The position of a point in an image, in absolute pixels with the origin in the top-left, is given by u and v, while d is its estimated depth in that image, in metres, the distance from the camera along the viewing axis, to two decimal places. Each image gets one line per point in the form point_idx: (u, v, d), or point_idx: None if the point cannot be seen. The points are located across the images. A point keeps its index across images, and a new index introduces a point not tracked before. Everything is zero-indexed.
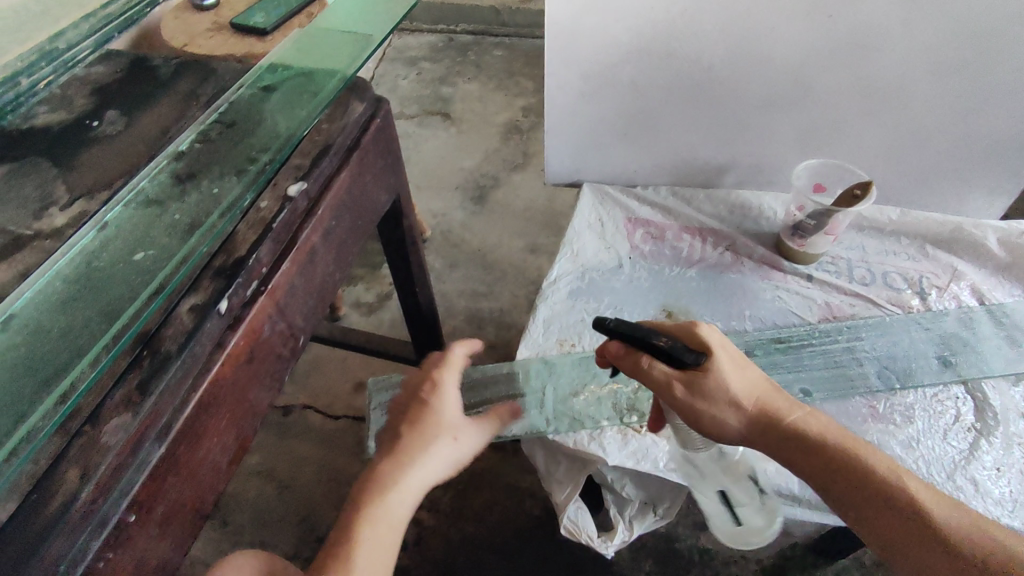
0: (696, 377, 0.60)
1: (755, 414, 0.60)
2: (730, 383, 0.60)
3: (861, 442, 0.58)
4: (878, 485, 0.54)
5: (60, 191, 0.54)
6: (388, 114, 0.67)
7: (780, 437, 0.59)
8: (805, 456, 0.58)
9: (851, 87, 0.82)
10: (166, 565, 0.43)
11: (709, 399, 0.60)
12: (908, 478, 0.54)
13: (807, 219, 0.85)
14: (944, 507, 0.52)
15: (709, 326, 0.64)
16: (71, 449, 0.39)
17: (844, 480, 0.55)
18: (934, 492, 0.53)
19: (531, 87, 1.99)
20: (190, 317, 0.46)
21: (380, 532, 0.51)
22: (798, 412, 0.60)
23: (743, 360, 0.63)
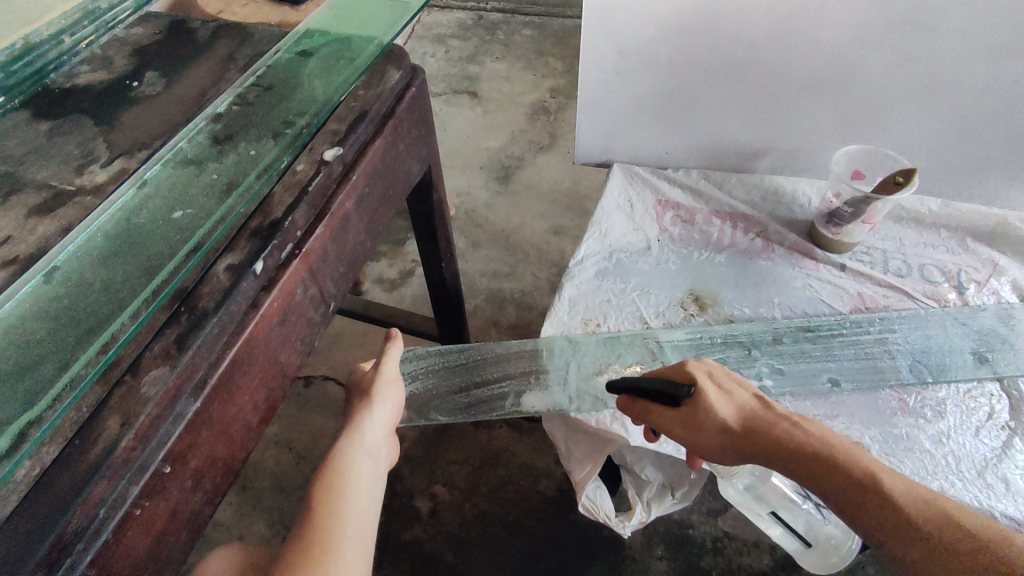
0: (686, 410, 0.61)
1: (744, 432, 0.60)
2: (716, 407, 0.61)
3: (840, 440, 0.58)
4: (859, 485, 0.54)
5: (101, 149, 0.55)
6: (423, 83, 0.66)
7: (767, 450, 0.59)
8: (793, 468, 0.58)
9: (898, 71, 0.79)
10: (198, 517, 0.44)
11: (699, 429, 0.61)
12: (882, 472, 0.55)
13: (844, 205, 0.83)
14: (919, 502, 0.52)
15: (696, 361, 0.66)
16: (112, 397, 0.41)
17: (832, 484, 0.55)
18: (908, 484, 0.54)
19: (560, 67, 1.97)
20: (226, 276, 0.47)
21: (361, 494, 0.55)
22: (781, 421, 0.60)
23: (731, 385, 0.64)
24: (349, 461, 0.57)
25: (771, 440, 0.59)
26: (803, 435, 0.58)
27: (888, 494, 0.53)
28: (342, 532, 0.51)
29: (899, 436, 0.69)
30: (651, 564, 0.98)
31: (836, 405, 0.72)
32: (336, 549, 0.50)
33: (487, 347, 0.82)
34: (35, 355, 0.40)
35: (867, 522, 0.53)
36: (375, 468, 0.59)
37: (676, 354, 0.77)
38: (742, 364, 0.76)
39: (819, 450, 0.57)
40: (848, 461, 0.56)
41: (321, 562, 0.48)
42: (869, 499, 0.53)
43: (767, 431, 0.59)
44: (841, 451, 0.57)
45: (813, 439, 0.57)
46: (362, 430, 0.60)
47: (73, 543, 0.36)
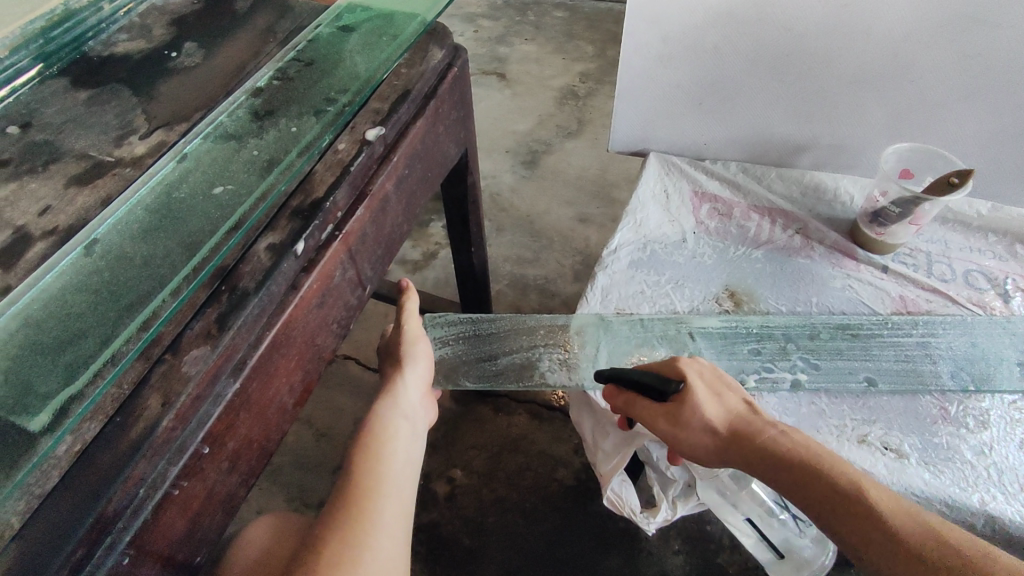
0: (671, 406, 0.62)
1: (729, 436, 0.60)
2: (704, 408, 0.61)
3: (824, 449, 0.57)
4: (839, 492, 0.53)
5: (140, 120, 0.54)
6: (465, 63, 0.65)
7: (749, 455, 0.58)
8: (774, 474, 0.57)
9: (957, 67, 0.75)
10: (232, 499, 0.44)
11: (683, 427, 0.61)
12: (868, 483, 0.53)
13: (891, 204, 0.80)
14: (901, 513, 0.50)
15: (690, 359, 0.66)
16: (153, 375, 0.40)
17: (811, 491, 0.54)
18: (896, 497, 0.52)
19: (592, 51, 1.93)
20: (267, 256, 0.46)
21: (399, 462, 0.56)
22: (766, 427, 0.59)
23: (721, 387, 0.63)
24: (385, 425, 0.58)
25: (755, 445, 0.58)
26: (787, 442, 0.57)
27: (869, 502, 0.51)
28: (382, 491, 0.52)
29: (939, 445, 0.66)
30: (668, 559, 0.97)
31: (873, 410, 0.69)
32: (377, 507, 0.51)
33: (518, 318, 0.82)
34: (76, 328, 0.39)
35: (845, 530, 0.52)
36: (411, 431, 0.60)
37: (708, 344, 0.76)
38: (776, 357, 0.75)
39: (801, 457, 0.56)
40: (832, 469, 0.54)
41: (362, 518, 0.49)
42: (849, 507, 0.52)
43: (752, 435, 0.59)
44: (825, 458, 0.55)
45: (797, 446, 0.57)
46: (397, 396, 0.62)
47: (113, 522, 0.35)
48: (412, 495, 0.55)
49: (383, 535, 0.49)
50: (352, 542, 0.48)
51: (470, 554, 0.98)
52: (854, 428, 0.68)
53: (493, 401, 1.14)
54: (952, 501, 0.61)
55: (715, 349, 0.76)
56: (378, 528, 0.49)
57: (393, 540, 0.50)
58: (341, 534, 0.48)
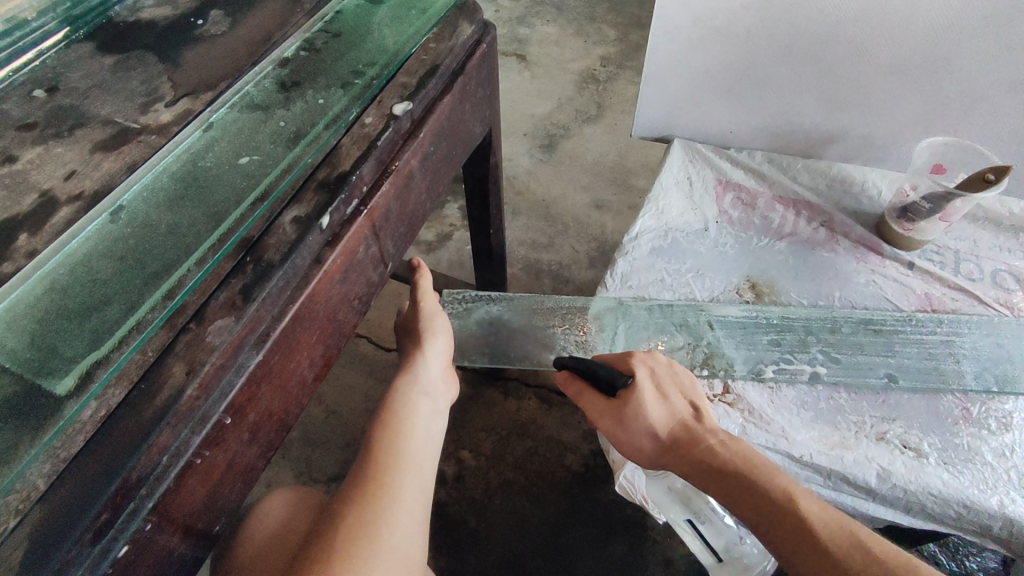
0: (617, 403, 0.61)
1: (670, 442, 0.59)
2: (647, 408, 0.60)
3: (765, 460, 0.55)
4: (773, 505, 0.52)
5: (166, 87, 0.53)
6: (494, 41, 0.64)
7: (686, 463, 0.57)
8: (710, 484, 0.56)
9: (999, 58, 0.73)
10: (251, 470, 0.44)
11: (626, 425, 0.60)
12: (801, 494, 0.52)
13: (921, 200, 0.78)
14: (832, 525, 0.50)
15: (644, 355, 0.64)
16: (178, 343, 0.40)
17: (745, 502, 0.53)
18: (826, 509, 0.51)
19: (614, 35, 1.89)
20: (293, 228, 0.45)
21: (417, 436, 0.56)
22: (707, 435, 0.58)
23: (669, 388, 0.62)
24: (403, 401, 0.58)
25: (695, 452, 0.57)
26: (725, 452, 0.56)
27: (802, 517, 0.50)
28: (403, 468, 0.52)
29: (959, 446, 0.65)
30: (674, 549, 0.97)
31: (893, 408, 0.68)
32: (394, 482, 0.51)
33: (536, 299, 0.81)
34: (101, 294, 0.39)
35: (778, 542, 0.51)
36: (431, 408, 0.60)
37: (727, 333, 0.76)
38: (796, 349, 0.74)
39: (736, 468, 0.55)
40: (766, 480, 0.53)
41: (382, 495, 0.49)
42: (781, 520, 0.51)
43: (692, 442, 0.58)
44: (762, 470, 0.54)
45: (736, 458, 0.55)
46: (416, 372, 0.61)
47: (137, 487, 0.35)
48: (432, 472, 0.55)
49: (402, 512, 0.49)
50: (371, 518, 0.48)
51: (475, 535, 0.98)
52: (873, 424, 0.67)
53: (503, 384, 1.14)
54: (970, 502, 0.60)
55: (734, 339, 0.75)
56: (397, 504, 0.49)
57: (412, 516, 0.50)
58: (360, 510, 0.48)
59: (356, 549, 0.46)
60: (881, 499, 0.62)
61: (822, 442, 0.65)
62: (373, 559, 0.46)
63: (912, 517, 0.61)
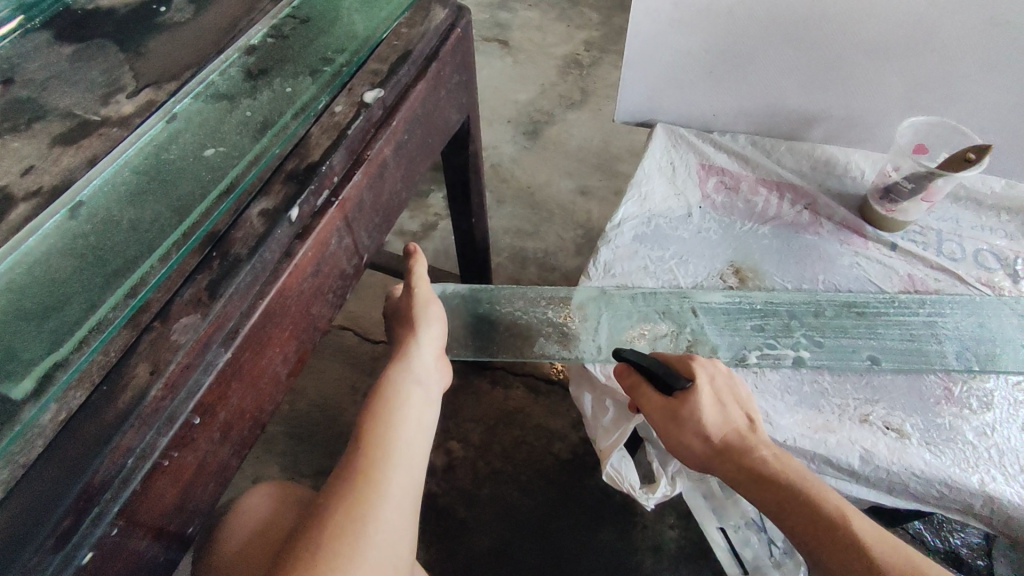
0: (674, 402, 0.60)
1: (722, 447, 0.58)
2: (703, 412, 0.59)
3: (817, 479, 0.55)
4: (823, 519, 0.52)
5: (126, 77, 0.51)
6: (469, 24, 0.62)
7: (737, 470, 0.57)
8: (759, 493, 0.55)
9: (981, 34, 0.72)
10: (225, 470, 0.43)
11: (679, 424, 0.59)
12: (853, 515, 0.52)
13: (903, 180, 0.78)
14: (884, 546, 0.50)
15: (705, 360, 0.64)
16: (141, 343, 0.38)
17: (793, 515, 0.53)
18: (877, 530, 0.51)
19: (597, 19, 1.87)
20: (261, 221, 0.44)
21: (410, 431, 0.55)
22: (761, 447, 0.58)
23: (726, 397, 0.61)
24: (398, 390, 0.57)
25: (748, 461, 0.57)
26: (778, 465, 0.56)
27: (855, 535, 0.50)
28: (391, 460, 0.51)
29: (941, 425, 0.65)
30: (663, 533, 0.97)
31: (876, 389, 0.68)
32: (383, 476, 0.50)
33: (517, 290, 0.79)
34: (60, 294, 0.38)
35: (827, 557, 0.51)
36: (424, 397, 0.59)
37: (710, 318, 0.76)
38: (780, 334, 0.74)
39: (790, 481, 0.54)
40: (819, 497, 0.53)
41: (370, 488, 0.49)
42: (834, 536, 0.51)
43: (745, 451, 0.57)
44: (815, 487, 0.54)
45: (790, 472, 0.55)
46: (410, 361, 0.60)
47: (100, 492, 0.34)
48: (423, 462, 0.55)
49: (389, 505, 0.49)
50: (357, 512, 0.47)
51: (465, 524, 0.98)
52: (856, 406, 0.67)
53: (490, 373, 1.13)
54: (951, 481, 0.60)
55: (717, 325, 0.75)
56: (383, 498, 0.49)
57: (401, 510, 0.49)
58: (347, 504, 0.47)
59: (341, 544, 0.45)
60: (864, 480, 0.62)
61: (806, 425, 0.65)
62: (359, 554, 0.45)
63: (895, 496, 0.62)
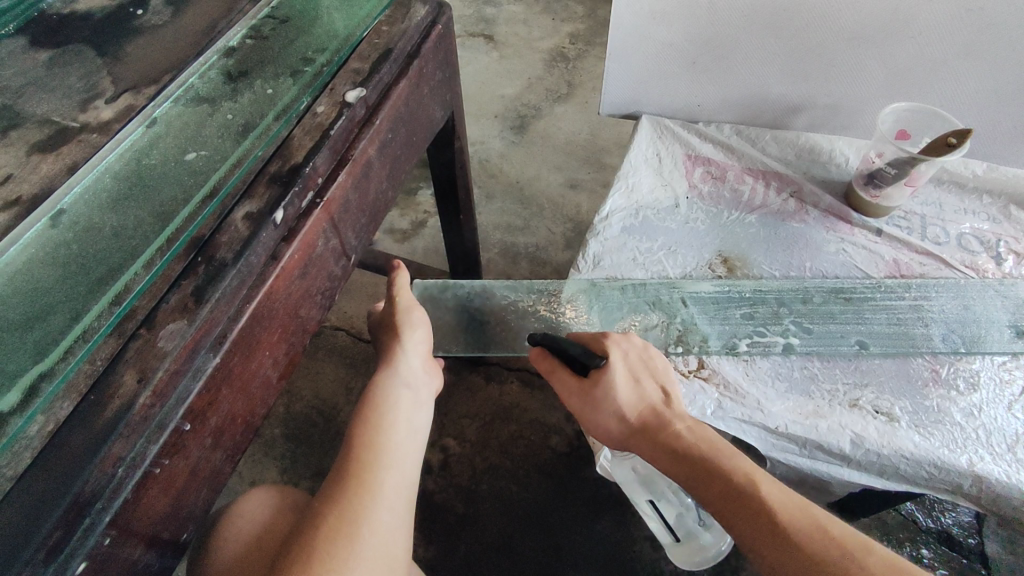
0: (587, 382, 0.60)
1: (636, 424, 0.58)
2: (617, 389, 0.59)
3: (727, 445, 0.55)
4: (731, 486, 0.51)
5: (105, 83, 0.51)
6: (450, 21, 0.62)
7: (653, 446, 0.57)
8: (673, 467, 0.55)
9: (959, 19, 0.73)
10: (217, 475, 0.43)
11: (594, 405, 0.60)
12: (761, 479, 0.52)
13: (886, 166, 0.78)
14: (791, 507, 0.49)
15: (620, 337, 0.63)
16: (128, 351, 0.38)
17: (703, 485, 0.53)
18: (787, 492, 0.51)
19: (582, 12, 1.87)
20: (245, 224, 0.44)
21: (402, 434, 0.55)
22: (674, 419, 0.57)
23: (642, 372, 0.61)
24: (382, 392, 0.57)
25: (660, 435, 0.57)
26: (689, 435, 0.56)
27: (760, 499, 0.50)
28: (384, 464, 0.51)
29: (929, 408, 0.66)
30: None
31: (865, 374, 0.69)
32: (376, 479, 0.50)
33: (505, 285, 0.79)
34: (44, 304, 0.38)
35: (734, 523, 0.50)
36: (413, 399, 0.59)
37: (699, 308, 0.76)
38: (769, 321, 0.74)
39: (700, 452, 0.54)
40: (727, 463, 0.53)
41: (363, 492, 0.49)
42: (739, 501, 0.51)
43: (660, 426, 0.57)
44: (724, 454, 0.54)
45: (699, 441, 0.55)
46: (398, 364, 0.60)
47: (92, 502, 0.34)
48: (415, 465, 0.55)
49: (381, 508, 0.49)
50: (351, 515, 0.47)
51: (463, 520, 0.99)
52: (846, 392, 0.67)
53: (484, 369, 1.13)
54: (940, 462, 0.61)
55: (707, 315, 0.75)
56: (378, 501, 0.49)
57: (394, 512, 0.49)
58: (341, 508, 0.47)
59: (336, 548, 0.45)
60: (854, 464, 0.63)
61: (796, 412, 0.66)
62: (355, 557, 0.45)
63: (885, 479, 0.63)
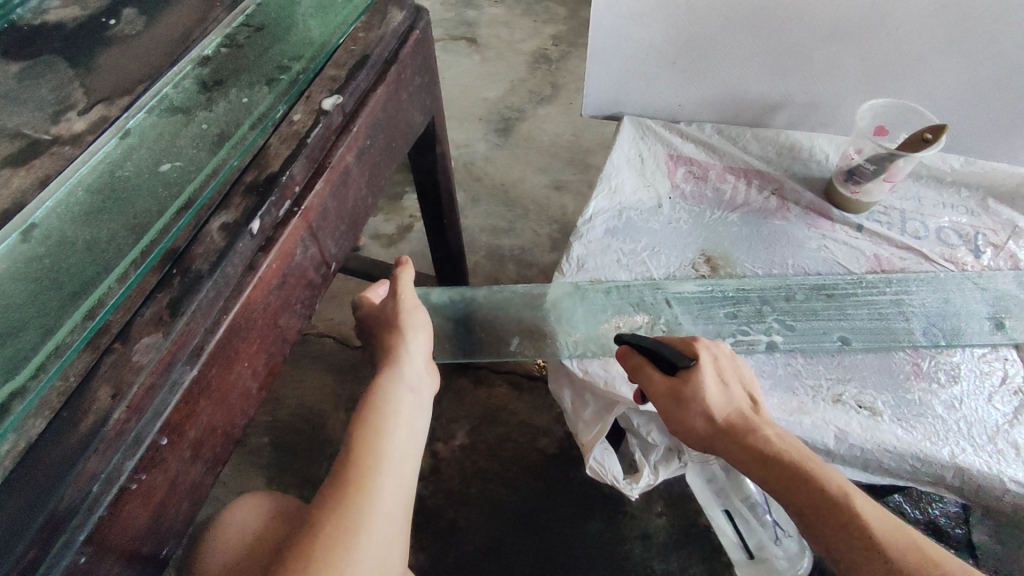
0: (677, 381, 0.59)
1: (725, 427, 0.57)
2: (707, 392, 0.58)
3: (818, 459, 0.55)
4: (829, 501, 0.51)
5: (77, 94, 0.50)
6: (428, 26, 0.61)
7: (743, 450, 0.56)
8: (764, 474, 0.55)
9: (933, 15, 0.74)
10: (197, 489, 0.42)
11: (682, 404, 0.58)
12: (860, 498, 0.52)
13: (864, 162, 0.79)
14: (891, 528, 0.50)
15: (707, 341, 0.63)
16: (102, 366, 0.38)
17: (797, 497, 0.53)
18: (883, 513, 0.51)
19: (563, 13, 1.87)
20: (221, 235, 0.43)
21: (402, 438, 0.54)
22: (765, 426, 0.57)
23: (729, 378, 0.61)
24: (386, 396, 0.57)
25: (752, 441, 0.56)
26: (783, 445, 0.55)
27: (859, 516, 0.50)
28: (383, 468, 0.51)
29: (911, 401, 0.66)
30: (651, 522, 0.98)
31: (848, 369, 0.70)
32: (375, 485, 0.49)
33: (489, 291, 0.79)
34: (16, 320, 0.37)
35: (829, 536, 0.50)
36: (414, 404, 0.58)
37: (683, 308, 0.77)
38: (751, 320, 0.75)
39: (795, 463, 0.54)
40: (825, 478, 0.52)
41: (362, 499, 0.48)
42: (838, 514, 0.50)
43: (748, 430, 0.57)
44: (820, 468, 0.53)
45: (793, 452, 0.55)
46: (400, 367, 0.60)
47: (66, 520, 0.33)
48: (414, 470, 0.54)
49: (380, 515, 0.48)
50: (349, 523, 0.47)
51: (456, 525, 0.98)
52: (829, 387, 0.68)
53: (473, 373, 1.13)
54: (923, 455, 0.62)
55: (690, 316, 0.76)
56: (377, 508, 0.48)
57: (392, 519, 0.49)
58: (338, 516, 0.47)
59: (331, 557, 0.45)
60: (838, 459, 0.63)
61: (780, 409, 0.66)
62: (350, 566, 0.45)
63: (869, 473, 0.63)
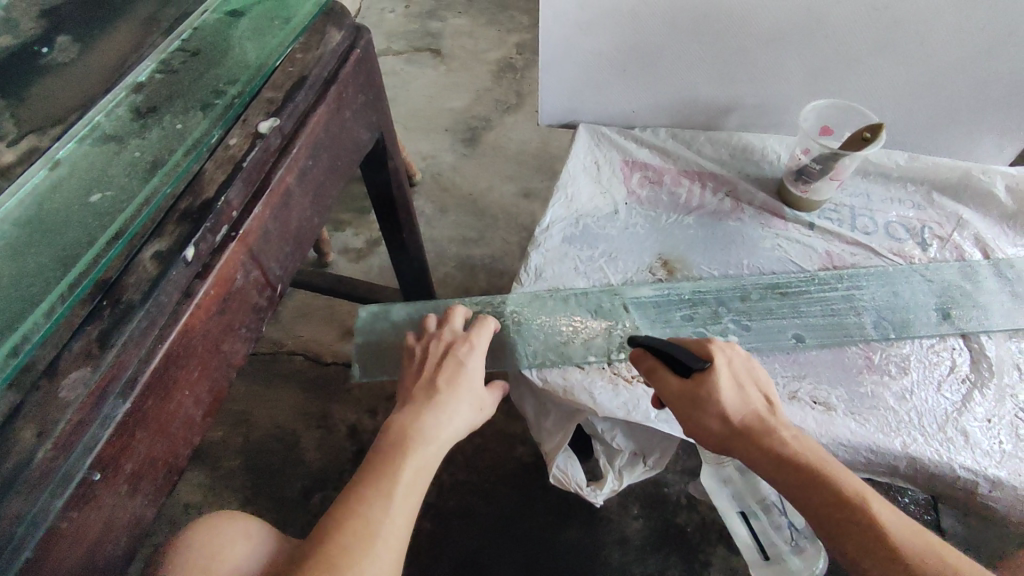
0: (691, 383, 0.57)
1: (739, 428, 0.56)
2: (722, 393, 0.57)
3: (835, 461, 0.54)
4: (846, 504, 0.50)
5: (7, 126, 0.49)
6: (370, 43, 0.61)
7: (758, 451, 0.55)
8: (781, 476, 0.54)
9: (868, 17, 0.76)
10: (139, 522, 0.41)
11: (698, 406, 0.57)
12: (878, 502, 0.51)
13: (813, 162, 0.80)
14: (910, 534, 0.49)
15: (722, 343, 0.61)
16: (27, 404, 0.37)
17: (814, 500, 0.52)
18: (901, 518, 0.50)
19: (527, 22, 1.89)
20: (153, 264, 0.43)
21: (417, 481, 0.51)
22: (780, 427, 0.56)
23: (744, 379, 0.59)
24: (421, 428, 0.54)
25: (768, 443, 0.55)
26: (799, 447, 0.54)
27: (874, 518, 0.49)
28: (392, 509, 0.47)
29: (864, 394, 0.68)
30: (627, 525, 0.99)
31: (802, 366, 0.71)
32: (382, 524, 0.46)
33: None
34: None
35: (846, 542, 0.50)
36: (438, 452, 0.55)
37: (641, 312, 0.77)
38: (708, 321, 0.76)
39: (811, 466, 0.53)
40: (843, 482, 0.52)
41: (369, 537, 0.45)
42: (853, 517, 0.50)
43: (766, 433, 0.56)
44: (835, 471, 0.53)
45: (809, 454, 0.54)
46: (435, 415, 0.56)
47: None
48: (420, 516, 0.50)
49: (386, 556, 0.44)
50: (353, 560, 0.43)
51: (432, 539, 0.98)
52: (785, 385, 0.69)
53: None
54: (875, 447, 0.63)
55: (648, 318, 0.76)
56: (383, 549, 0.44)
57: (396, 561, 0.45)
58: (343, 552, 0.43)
59: None
60: None
61: None
62: None
63: None
